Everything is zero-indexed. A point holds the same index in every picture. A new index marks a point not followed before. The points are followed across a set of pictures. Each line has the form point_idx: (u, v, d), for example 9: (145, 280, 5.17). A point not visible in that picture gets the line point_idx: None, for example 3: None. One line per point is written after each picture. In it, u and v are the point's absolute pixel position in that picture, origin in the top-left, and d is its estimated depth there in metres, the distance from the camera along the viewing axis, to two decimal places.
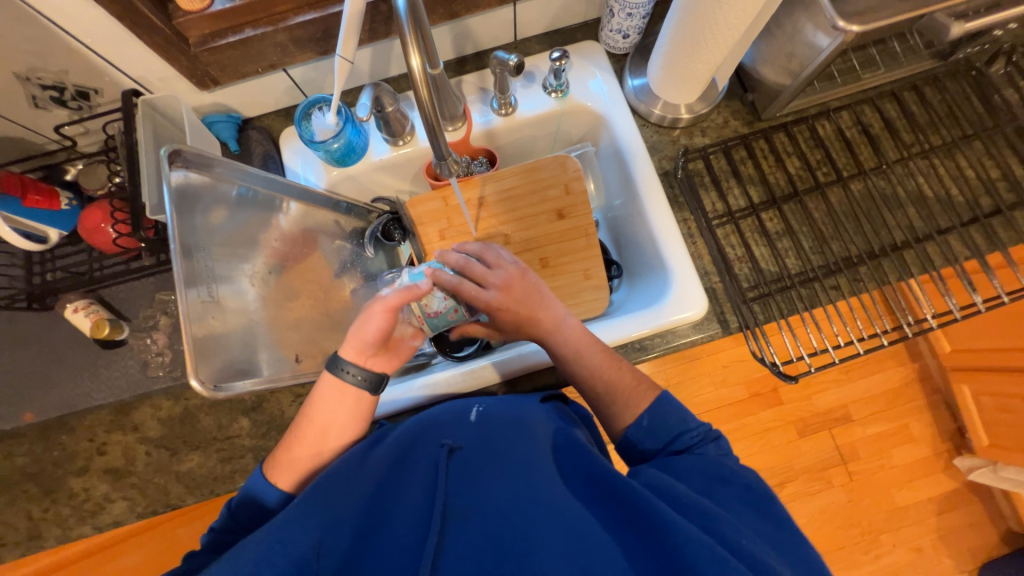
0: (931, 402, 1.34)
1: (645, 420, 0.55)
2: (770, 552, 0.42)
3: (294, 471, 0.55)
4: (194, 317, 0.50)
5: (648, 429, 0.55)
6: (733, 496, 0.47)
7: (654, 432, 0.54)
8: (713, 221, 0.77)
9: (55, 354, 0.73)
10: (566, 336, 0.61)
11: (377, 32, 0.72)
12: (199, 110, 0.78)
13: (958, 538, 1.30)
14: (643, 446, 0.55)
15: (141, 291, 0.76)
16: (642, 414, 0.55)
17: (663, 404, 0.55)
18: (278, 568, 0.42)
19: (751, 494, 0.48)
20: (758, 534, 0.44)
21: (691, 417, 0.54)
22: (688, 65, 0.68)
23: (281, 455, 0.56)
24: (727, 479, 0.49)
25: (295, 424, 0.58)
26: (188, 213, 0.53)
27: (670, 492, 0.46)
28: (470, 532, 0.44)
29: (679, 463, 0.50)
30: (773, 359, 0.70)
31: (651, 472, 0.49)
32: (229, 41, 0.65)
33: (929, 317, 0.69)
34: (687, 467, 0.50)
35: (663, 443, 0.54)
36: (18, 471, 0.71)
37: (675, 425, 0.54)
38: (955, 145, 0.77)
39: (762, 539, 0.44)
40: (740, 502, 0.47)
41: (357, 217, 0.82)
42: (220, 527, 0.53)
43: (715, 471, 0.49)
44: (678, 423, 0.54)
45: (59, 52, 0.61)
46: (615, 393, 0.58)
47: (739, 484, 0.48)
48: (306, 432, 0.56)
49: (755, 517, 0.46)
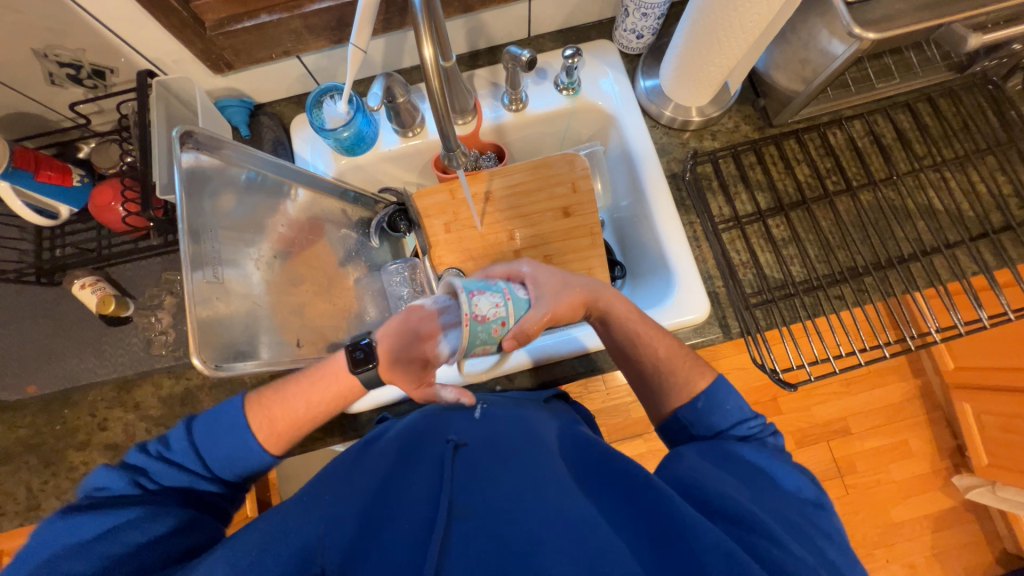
0: (932, 419, 1.33)
1: (700, 402, 0.55)
2: (801, 551, 0.41)
3: (282, 431, 0.54)
4: (199, 298, 0.51)
5: (701, 412, 0.55)
6: (776, 494, 0.47)
7: (707, 415, 0.55)
8: (719, 226, 0.76)
9: (60, 329, 0.74)
10: None
11: (392, 22, 0.72)
12: (212, 94, 0.79)
13: (952, 556, 1.29)
14: (694, 430, 0.56)
15: (146, 271, 0.77)
16: (697, 396, 0.56)
17: (714, 393, 0.55)
18: (280, 562, 0.42)
19: (798, 500, 0.47)
20: (795, 537, 0.42)
21: (747, 408, 0.54)
22: (701, 67, 0.67)
23: (276, 410, 0.54)
24: (774, 477, 0.48)
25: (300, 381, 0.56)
26: (196, 196, 0.54)
27: (702, 489, 0.46)
28: (472, 530, 0.45)
29: (726, 447, 0.51)
30: (774, 366, 0.69)
31: (693, 461, 0.49)
32: (245, 26, 0.65)
33: (934, 331, 0.67)
34: (736, 458, 0.50)
35: (720, 427, 0.54)
36: (20, 442, 0.72)
37: (733, 413, 0.54)
38: (968, 159, 0.76)
39: (799, 544, 0.42)
40: (780, 494, 0.47)
41: (364, 207, 0.83)
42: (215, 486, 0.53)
43: (763, 468, 0.49)
44: (733, 411, 0.54)
45: (77, 31, 0.62)
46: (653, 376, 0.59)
47: (783, 488, 0.48)
48: (303, 398, 0.55)
49: (797, 516, 0.45)
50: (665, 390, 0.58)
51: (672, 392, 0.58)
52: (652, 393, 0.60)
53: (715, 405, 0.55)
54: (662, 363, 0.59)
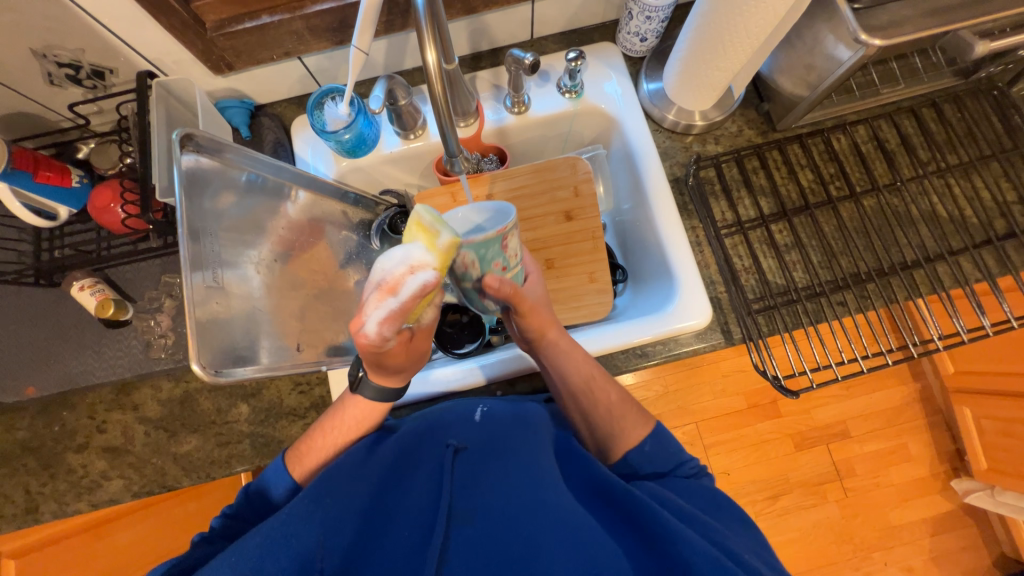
0: (931, 422, 1.33)
1: (647, 444, 0.57)
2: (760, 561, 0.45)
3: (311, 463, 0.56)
4: (198, 300, 0.50)
5: (649, 454, 0.56)
6: (726, 518, 0.51)
7: (655, 457, 0.56)
8: (722, 230, 0.76)
9: (59, 331, 0.74)
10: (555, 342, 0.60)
11: (394, 24, 0.71)
12: (212, 95, 0.78)
13: (951, 560, 1.30)
14: (641, 471, 0.56)
15: (146, 272, 0.76)
16: (645, 440, 0.57)
17: (661, 435, 0.57)
18: (280, 567, 0.41)
19: (746, 521, 0.52)
20: (751, 550, 0.47)
21: (685, 450, 0.58)
22: (705, 71, 0.67)
23: (304, 447, 0.57)
24: (723, 507, 0.52)
25: (321, 422, 0.58)
26: (197, 197, 0.53)
27: (672, 503, 0.47)
28: (472, 535, 0.46)
29: (679, 486, 0.54)
30: (776, 372, 0.68)
31: (651, 486, 0.50)
32: (246, 27, 0.65)
33: (936, 338, 0.67)
34: (687, 489, 0.53)
35: (667, 468, 0.56)
36: (18, 444, 0.72)
37: (673, 456, 0.57)
38: (972, 165, 0.76)
39: (755, 554, 0.46)
40: (732, 520, 0.51)
41: (365, 209, 0.82)
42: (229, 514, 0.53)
43: (710, 497, 0.53)
44: (675, 453, 0.57)
45: (78, 31, 0.61)
46: (600, 419, 0.59)
47: (734, 512, 0.52)
48: (323, 428, 0.57)
49: (750, 540, 0.49)
50: (614, 432, 0.58)
51: (621, 436, 0.58)
52: (602, 439, 0.59)
53: (662, 447, 0.57)
54: (614, 408, 0.59)
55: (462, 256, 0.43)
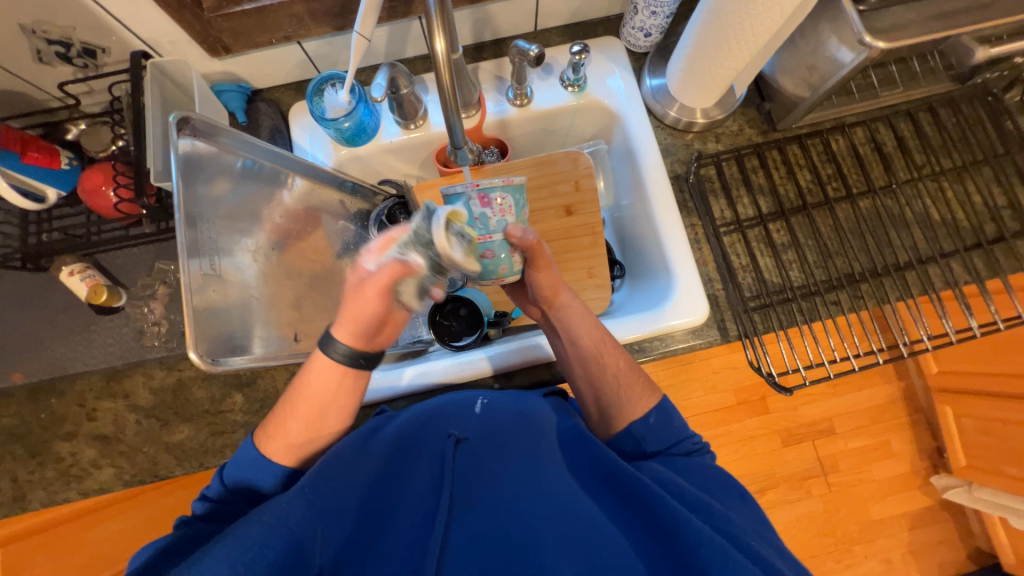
0: (913, 420, 1.36)
1: (652, 418, 0.57)
2: (770, 550, 0.44)
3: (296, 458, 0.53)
4: (195, 288, 0.49)
5: (655, 427, 0.56)
6: (729, 496, 0.52)
7: (659, 430, 0.56)
8: (720, 228, 0.77)
9: (47, 317, 0.72)
10: (564, 307, 0.62)
11: (396, 11, 0.70)
12: (208, 77, 0.76)
13: (928, 553, 1.34)
14: (648, 445, 0.56)
15: (138, 258, 0.75)
16: (650, 411, 0.57)
17: (667, 409, 0.57)
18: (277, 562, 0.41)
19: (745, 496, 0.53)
20: (759, 533, 0.47)
21: (688, 426, 0.58)
22: (710, 69, 0.67)
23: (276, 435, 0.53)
24: (724, 483, 0.53)
25: (285, 398, 0.54)
26: (192, 181, 0.52)
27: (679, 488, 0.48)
28: (473, 523, 0.48)
29: (677, 464, 0.54)
30: (770, 370, 0.69)
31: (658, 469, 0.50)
32: (245, 9, 0.63)
33: (925, 339, 0.68)
34: (688, 467, 0.54)
35: (666, 445, 0.56)
36: (5, 432, 0.70)
37: (677, 430, 0.57)
38: (965, 169, 0.77)
39: (758, 533, 0.47)
40: (732, 497, 0.52)
41: (363, 199, 0.79)
42: (218, 497, 0.52)
43: (711, 474, 0.54)
44: (679, 427, 0.57)
45: (69, 8, 0.59)
46: (608, 390, 0.59)
47: (736, 488, 0.53)
48: (297, 414, 0.53)
49: (755, 521, 0.50)
50: (620, 403, 0.58)
51: (624, 406, 0.58)
52: (607, 408, 0.59)
53: (665, 421, 0.57)
54: (623, 376, 0.59)
55: (500, 197, 0.48)
